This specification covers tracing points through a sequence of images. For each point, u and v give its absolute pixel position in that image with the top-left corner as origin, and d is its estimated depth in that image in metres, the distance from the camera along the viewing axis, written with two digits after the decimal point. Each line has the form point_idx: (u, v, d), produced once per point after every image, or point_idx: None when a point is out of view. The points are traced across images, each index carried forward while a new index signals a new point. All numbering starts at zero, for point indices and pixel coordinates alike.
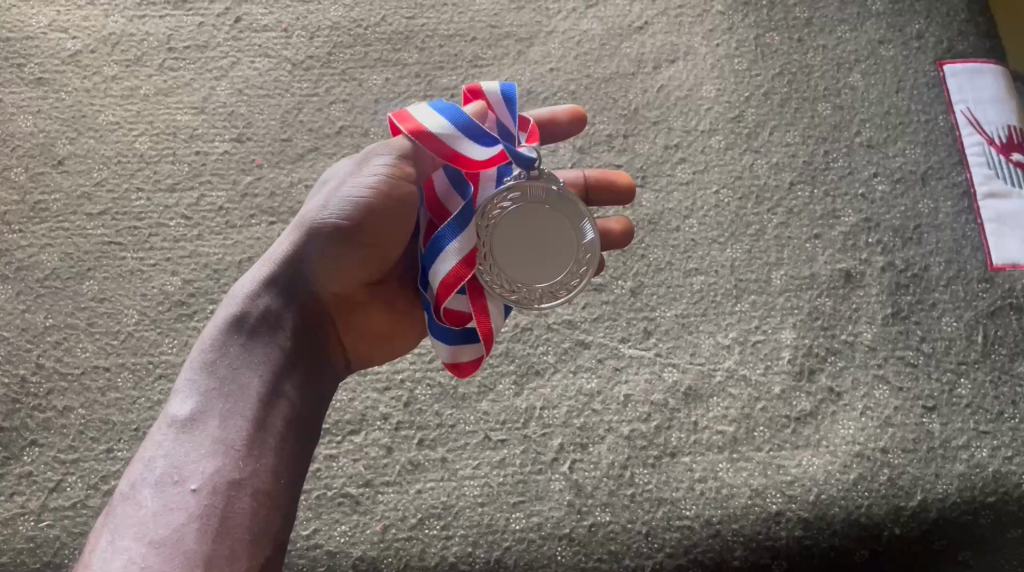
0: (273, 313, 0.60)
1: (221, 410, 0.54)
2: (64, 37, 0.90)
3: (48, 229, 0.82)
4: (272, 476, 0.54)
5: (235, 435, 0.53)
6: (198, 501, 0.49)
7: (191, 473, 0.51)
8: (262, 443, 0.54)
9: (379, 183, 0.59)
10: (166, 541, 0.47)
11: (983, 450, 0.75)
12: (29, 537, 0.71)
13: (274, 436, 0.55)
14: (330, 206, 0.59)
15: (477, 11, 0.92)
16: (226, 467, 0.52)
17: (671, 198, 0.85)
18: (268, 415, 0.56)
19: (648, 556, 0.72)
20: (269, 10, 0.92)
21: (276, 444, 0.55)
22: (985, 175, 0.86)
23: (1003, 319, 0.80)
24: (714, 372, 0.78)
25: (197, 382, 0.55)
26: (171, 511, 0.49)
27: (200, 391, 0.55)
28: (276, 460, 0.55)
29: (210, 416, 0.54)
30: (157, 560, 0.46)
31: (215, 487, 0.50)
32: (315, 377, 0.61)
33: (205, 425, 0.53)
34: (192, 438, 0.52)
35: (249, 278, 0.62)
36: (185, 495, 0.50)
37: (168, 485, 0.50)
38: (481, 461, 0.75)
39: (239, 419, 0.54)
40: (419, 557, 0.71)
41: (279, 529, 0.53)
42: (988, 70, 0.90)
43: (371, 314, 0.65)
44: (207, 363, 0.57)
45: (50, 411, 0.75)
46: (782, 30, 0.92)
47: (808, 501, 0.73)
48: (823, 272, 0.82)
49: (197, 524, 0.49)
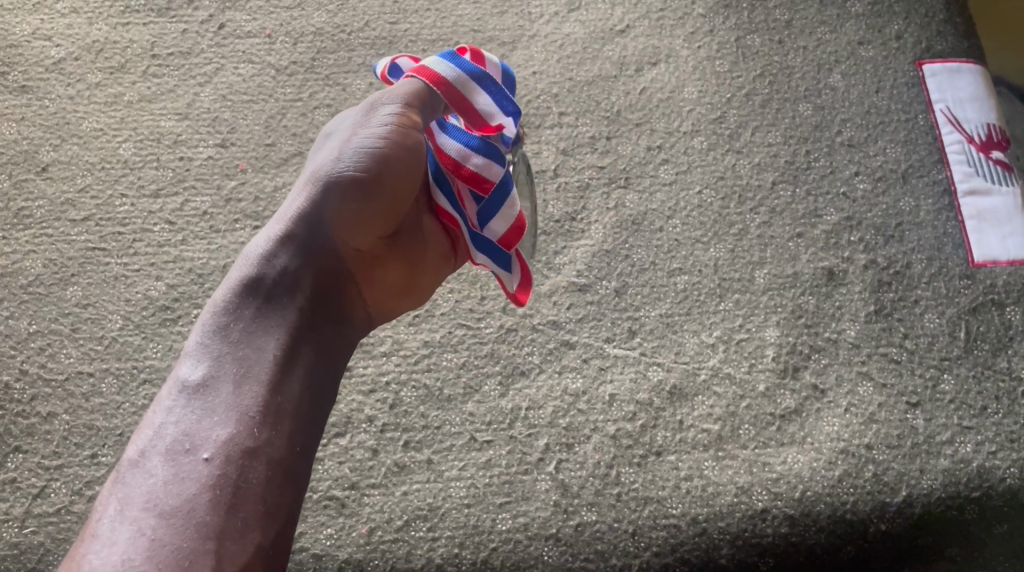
0: (290, 273, 0.57)
1: (235, 374, 0.51)
2: (48, 45, 0.91)
3: (32, 236, 0.82)
4: (289, 444, 0.51)
5: (249, 402, 0.50)
6: (210, 470, 0.47)
7: (203, 441, 0.48)
8: (278, 409, 0.51)
9: (393, 128, 0.60)
10: (177, 512, 0.45)
11: (967, 445, 0.75)
12: (12, 543, 0.70)
13: (291, 402, 0.52)
14: (346, 157, 0.60)
15: (460, 16, 0.93)
16: (241, 434, 0.49)
17: (654, 199, 0.86)
18: (285, 380, 0.53)
19: (635, 555, 0.71)
20: (253, 17, 0.92)
21: (294, 410, 0.52)
22: (965, 173, 0.86)
23: (985, 315, 0.81)
24: (698, 371, 0.78)
25: (209, 346, 0.53)
26: (183, 480, 0.46)
27: (212, 356, 0.52)
28: (293, 426, 0.52)
29: (223, 381, 0.51)
30: (167, 532, 0.44)
31: (228, 456, 0.48)
32: (331, 339, 0.59)
33: (217, 390, 0.50)
34: (206, 402, 0.50)
35: (263, 238, 0.59)
36: (197, 463, 0.47)
37: (179, 454, 0.47)
38: (467, 462, 0.75)
39: (253, 384, 0.51)
40: (406, 559, 0.71)
41: (294, 498, 0.50)
42: (967, 70, 0.91)
43: (387, 271, 0.65)
44: (220, 327, 0.54)
45: (34, 417, 0.75)
46: (762, 32, 0.93)
47: (794, 498, 0.73)
48: (806, 271, 0.83)
49: (209, 494, 0.46)
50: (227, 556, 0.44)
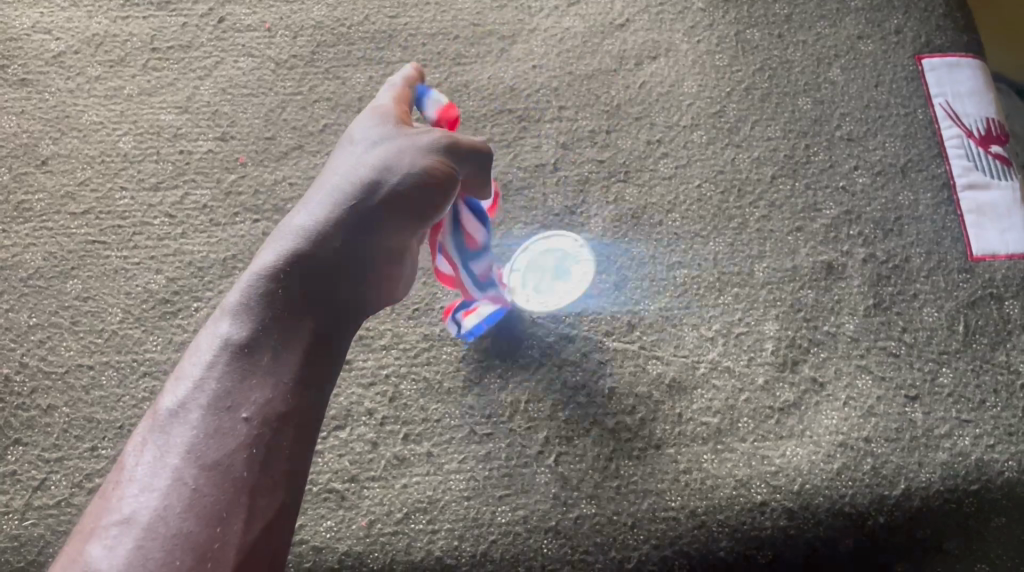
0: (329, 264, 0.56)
1: (275, 340, 0.53)
2: (47, 39, 0.91)
3: (32, 229, 0.82)
4: (316, 412, 0.53)
5: (285, 370, 0.53)
6: (248, 430, 0.50)
7: (242, 399, 0.51)
8: (309, 379, 0.54)
9: (436, 166, 0.57)
10: (216, 466, 0.48)
11: (966, 439, 0.75)
12: (12, 536, 0.70)
13: (320, 374, 0.54)
14: (391, 176, 0.57)
15: (460, 10, 0.93)
16: (276, 400, 0.51)
17: (654, 192, 0.86)
18: (316, 352, 0.55)
19: (634, 548, 0.71)
20: (253, 11, 0.92)
21: (321, 381, 0.54)
22: (964, 167, 0.87)
23: (983, 309, 0.81)
24: (697, 364, 0.79)
25: (252, 307, 0.54)
26: (222, 436, 0.49)
27: (254, 318, 0.54)
28: (320, 396, 0.54)
29: (264, 344, 0.53)
30: (205, 484, 0.47)
31: (264, 419, 0.50)
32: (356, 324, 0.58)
33: (258, 353, 0.53)
34: (247, 363, 0.52)
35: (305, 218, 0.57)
36: (236, 422, 0.50)
37: (220, 410, 0.50)
38: (467, 455, 0.75)
39: (290, 353, 0.53)
40: (405, 551, 0.71)
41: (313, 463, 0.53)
42: (966, 64, 0.91)
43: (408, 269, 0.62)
44: (262, 291, 0.55)
45: (34, 410, 0.75)
46: (761, 27, 0.93)
47: (792, 491, 0.72)
48: (804, 264, 0.83)
49: (245, 453, 0.49)
50: (258, 513, 0.48)
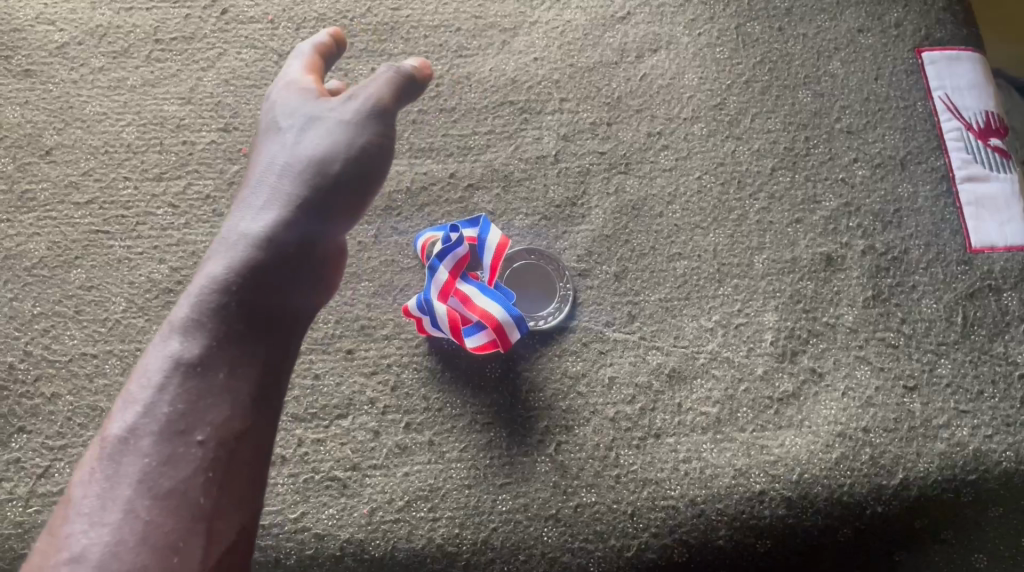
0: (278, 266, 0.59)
1: (228, 360, 0.54)
2: (52, 29, 0.91)
3: (36, 218, 0.82)
4: (267, 427, 0.56)
5: (238, 390, 0.54)
6: (203, 454, 0.51)
7: (195, 423, 0.52)
8: (261, 395, 0.56)
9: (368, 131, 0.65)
10: (173, 493, 0.49)
11: (964, 429, 0.75)
12: (17, 522, 0.71)
13: (270, 390, 0.57)
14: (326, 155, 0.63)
15: (462, 2, 0.94)
16: (230, 421, 0.53)
17: (654, 184, 0.86)
18: (267, 368, 0.57)
19: (634, 536, 0.72)
20: (255, 2, 0.93)
21: (271, 398, 0.57)
22: (963, 160, 0.87)
23: (982, 301, 0.81)
24: (697, 355, 0.79)
25: (203, 325, 0.55)
26: (177, 462, 0.50)
27: (205, 337, 0.54)
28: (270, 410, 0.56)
29: (216, 365, 0.54)
30: (162, 513, 0.49)
31: (219, 441, 0.52)
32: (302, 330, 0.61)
33: (211, 374, 0.54)
34: (200, 384, 0.53)
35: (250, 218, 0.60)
36: (191, 446, 0.51)
37: (173, 435, 0.51)
38: (468, 444, 0.76)
39: (243, 371, 0.55)
40: (407, 539, 0.72)
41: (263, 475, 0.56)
42: (966, 57, 0.91)
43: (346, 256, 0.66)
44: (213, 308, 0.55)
45: (38, 398, 0.76)
46: (762, 19, 0.93)
47: (791, 480, 0.73)
48: (804, 256, 0.83)
49: (201, 477, 0.51)
50: (218, 535, 0.50)
